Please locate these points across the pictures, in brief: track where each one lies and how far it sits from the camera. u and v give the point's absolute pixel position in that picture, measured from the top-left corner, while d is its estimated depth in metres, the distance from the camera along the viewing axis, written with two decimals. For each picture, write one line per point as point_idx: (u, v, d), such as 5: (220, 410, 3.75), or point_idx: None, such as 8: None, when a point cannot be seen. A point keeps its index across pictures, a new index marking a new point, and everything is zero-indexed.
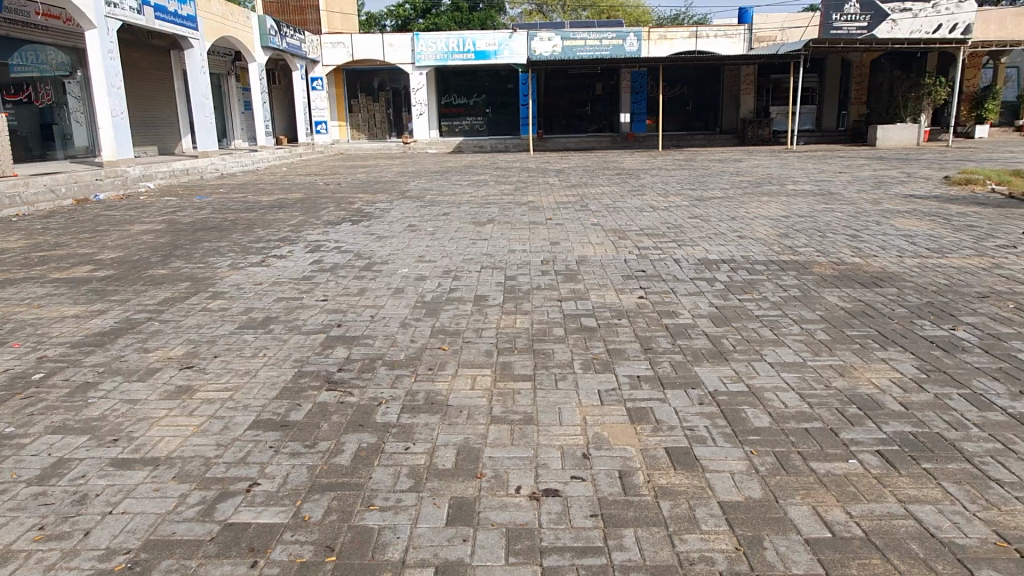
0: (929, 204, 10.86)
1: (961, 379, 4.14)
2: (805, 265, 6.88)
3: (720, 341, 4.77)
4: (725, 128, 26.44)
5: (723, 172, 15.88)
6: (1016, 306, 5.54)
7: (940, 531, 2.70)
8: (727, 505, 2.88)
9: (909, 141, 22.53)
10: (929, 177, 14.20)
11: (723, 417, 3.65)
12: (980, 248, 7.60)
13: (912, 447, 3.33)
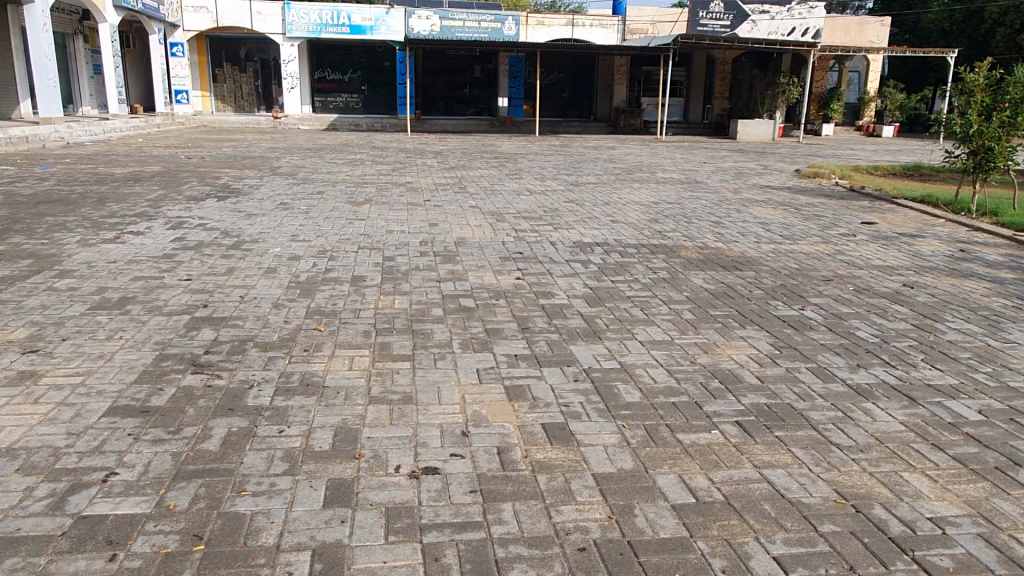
0: (782, 194, 11.70)
1: (808, 354, 4.51)
2: (673, 249, 7.22)
3: (595, 321, 4.94)
4: (599, 116, 27.21)
5: (597, 159, 16.37)
6: (856, 289, 6.08)
7: (790, 492, 2.94)
8: (600, 476, 2.99)
9: (765, 137, 23.99)
10: (783, 169, 15.29)
11: (597, 394, 3.79)
12: (825, 236, 8.28)
13: (767, 417, 3.60)
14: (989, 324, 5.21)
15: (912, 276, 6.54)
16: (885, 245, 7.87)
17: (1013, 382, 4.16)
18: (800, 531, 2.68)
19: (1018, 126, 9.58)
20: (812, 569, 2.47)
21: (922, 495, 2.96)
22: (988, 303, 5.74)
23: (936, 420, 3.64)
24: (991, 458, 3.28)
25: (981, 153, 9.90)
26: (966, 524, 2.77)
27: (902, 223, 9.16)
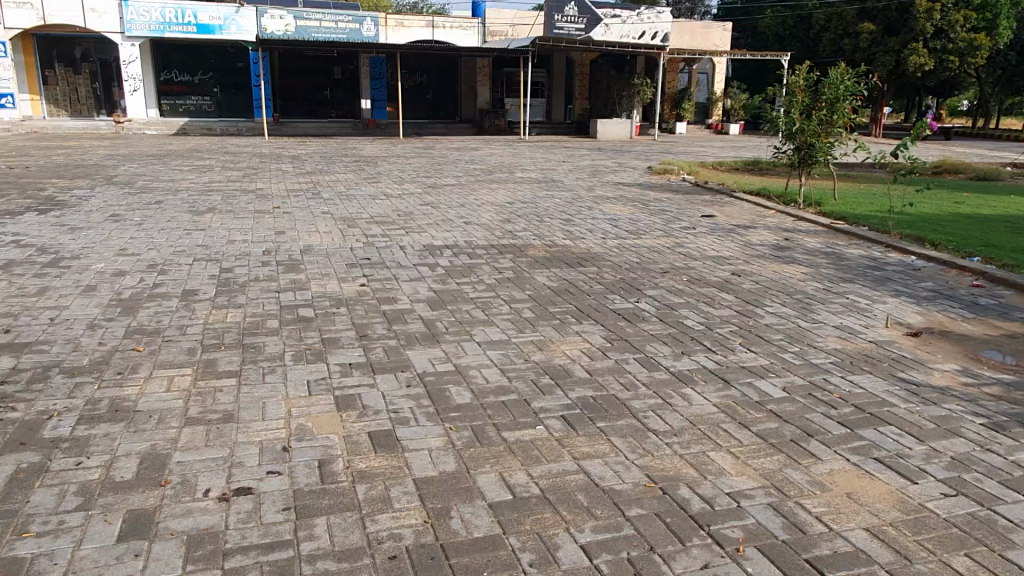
0: (632, 190, 12.25)
1: (637, 345, 4.72)
2: (522, 248, 7.37)
3: (435, 325, 4.94)
4: (464, 117, 27.29)
5: (459, 160, 16.45)
6: (689, 280, 6.43)
7: (603, 480, 3.06)
8: (421, 481, 3.00)
9: (623, 134, 25.02)
10: (636, 167, 15.96)
11: (427, 397, 3.80)
12: (667, 229, 8.71)
13: (590, 409, 3.73)
14: (801, 307, 5.63)
15: (740, 265, 6.99)
16: (720, 236, 8.36)
17: (816, 360, 4.52)
18: (608, 518, 2.79)
19: (834, 123, 10.47)
20: (613, 553, 2.58)
21: (725, 472, 3.15)
22: (803, 287, 6.21)
23: (745, 400, 3.90)
24: (789, 431, 3.54)
25: (805, 149, 10.74)
26: (759, 496, 2.97)
27: (738, 215, 9.81)
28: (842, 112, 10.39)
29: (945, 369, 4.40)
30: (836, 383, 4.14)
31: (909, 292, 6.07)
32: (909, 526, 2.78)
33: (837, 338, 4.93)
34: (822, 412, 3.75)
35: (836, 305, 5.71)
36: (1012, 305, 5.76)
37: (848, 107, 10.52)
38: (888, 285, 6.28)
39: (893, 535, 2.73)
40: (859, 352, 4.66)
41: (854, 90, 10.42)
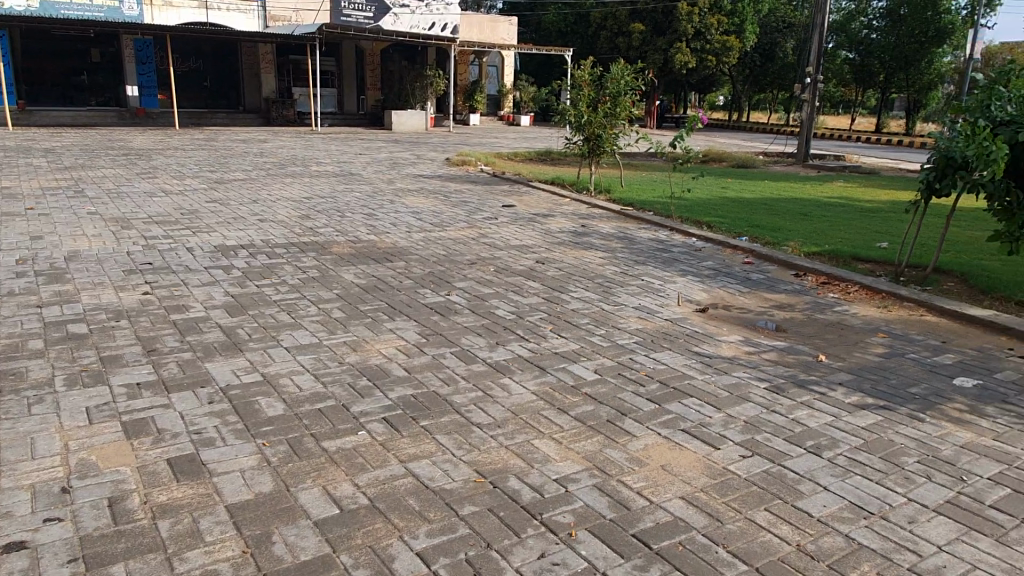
0: (433, 182, 12.24)
1: (453, 338, 4.68)
2: (324, 245, 7.04)
3: (235, 332, 4.55)
4: (247, 107, 25.61)
5: (247, 153, 15.41)
6: (496, 269, 6.52)
7: (432, 481, 2.98)
8: (235, 507, 2.73)
9: (420, 126, 24.84)
10: (434, 158, 15.98)
11: (234, 413, 3.47)
12: (470, 221, 8.78)
13: (413, 409, 3.63)
14: (603, 290, 5.93)
15: (542, 253, 7.22)
16: (522, 225, 8.57)
17: (621, 340, 4.76)
18: (442, 520, 2.72)
19: (618, 116, 11.16)
20: (450, 556, 2.52)
21: (550, 459, 3.21)
22: (602, 271, 6.54)
23: (561, 385, 4.00)
24: (604, 412, 3.69)
25: (593, 140, 11.31)
26: (584, 478, 3.06)
27: (536, 204, 10.15)
28: (624, 105, 11.12)
29: (731, 340, 4.85)
30: (641, 361, 4.40)
31: (693, 271, 6.63)
32: (717, 490, 3.01)
33: (638, 318, 5.25)
34: (632, 391, 3.96)
35: (632, 287, 6.08)
36: (777, 279, 6.50)
37: (629, 101, 11.27)
38: (676, 265, 6.82)
39: (704, 499, 2.94)
40: (657, 330, 5.00)
41: (633, 85, 11.21)
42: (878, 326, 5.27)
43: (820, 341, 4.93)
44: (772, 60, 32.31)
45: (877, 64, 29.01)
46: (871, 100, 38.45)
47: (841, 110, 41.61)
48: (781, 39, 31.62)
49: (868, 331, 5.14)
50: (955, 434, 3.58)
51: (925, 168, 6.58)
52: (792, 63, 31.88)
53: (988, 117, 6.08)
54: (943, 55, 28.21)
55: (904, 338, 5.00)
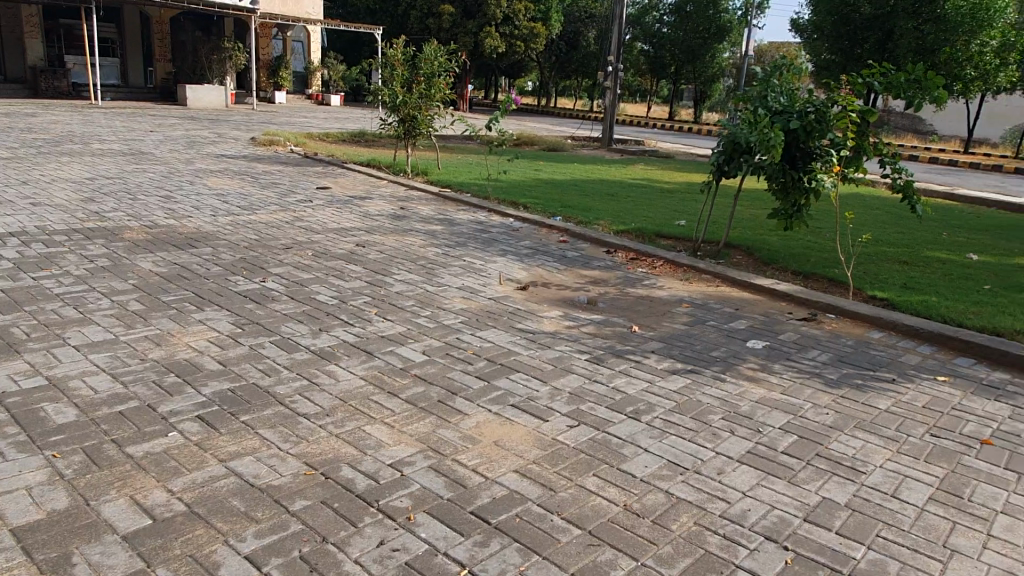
0: (238, 162, 11.45)
1: (271, 326, 4.41)
2: (115, 232, 6.33)
3: (10, 332, 3.96)
4: (10, 76, 22.48)
5: (10, 128, 13.45)
6: (314, 253, 6.23)
7: (258, 479, 2.79)
8: (23, 531, 2.38)
9: (218, 104, 23.13)
10: (237, 138, 14.94)
11: (14, 425, 3.03)
12: (282, 203, 8.32)
13: (230, 404, 3.38)
14: (426, 272, 5.88)
15: (362, 235, 7.01)
16: (337, 208, 8.26)
17: (447, 321, 4.75)
18: (271, 518, 2.56)
19: (433, 97, 11.03)
20: (283, 555, 2.38)
21: (383, 444, 3.13)
22: (424, 253, 6.48)
23: (389, 368, 3.91)
24: (435, 393, 3.66)
25: (408, 121, 11.11)
26: (419, 460, 3.02)
27: (352, 186, 9.85)
28: (438, 86, 11.02)
29: (552, 316, 5.03)
30: (468, 340, 4.42)
31: (513, 251, 6.77)
32: (549, 460, 3.11)
33: (462, 299, 5.26)
34: (460, 370, 3.96)
35: (455, 268, 6.09)
36: (590, 256, 6.83)
37: (443, 82, 11.19)
38: (496, 246, 6.93)
39: (538, 471, 3.02)
40: (482, 309, 5.05)
41: (446, 66, 11.15)
42: (681, 297, 5.72)
43: (632, 313, 5.26)
44: (575, 48, 33.75)
45: (668, 56, 31.30)
46: (663, 89, 41.45)
47: (637, 98, 44.55)
48: (583, 29, 33.11)
49: (673, 302, 5.56)
50: (751, 391, 3.98)
51: (715, 152, 7.20)
52: (594, 52, 33.52)
53: (765, 106, 6.75)
54: (724, 51, 31.06)
55: (704, 307, 5.47)
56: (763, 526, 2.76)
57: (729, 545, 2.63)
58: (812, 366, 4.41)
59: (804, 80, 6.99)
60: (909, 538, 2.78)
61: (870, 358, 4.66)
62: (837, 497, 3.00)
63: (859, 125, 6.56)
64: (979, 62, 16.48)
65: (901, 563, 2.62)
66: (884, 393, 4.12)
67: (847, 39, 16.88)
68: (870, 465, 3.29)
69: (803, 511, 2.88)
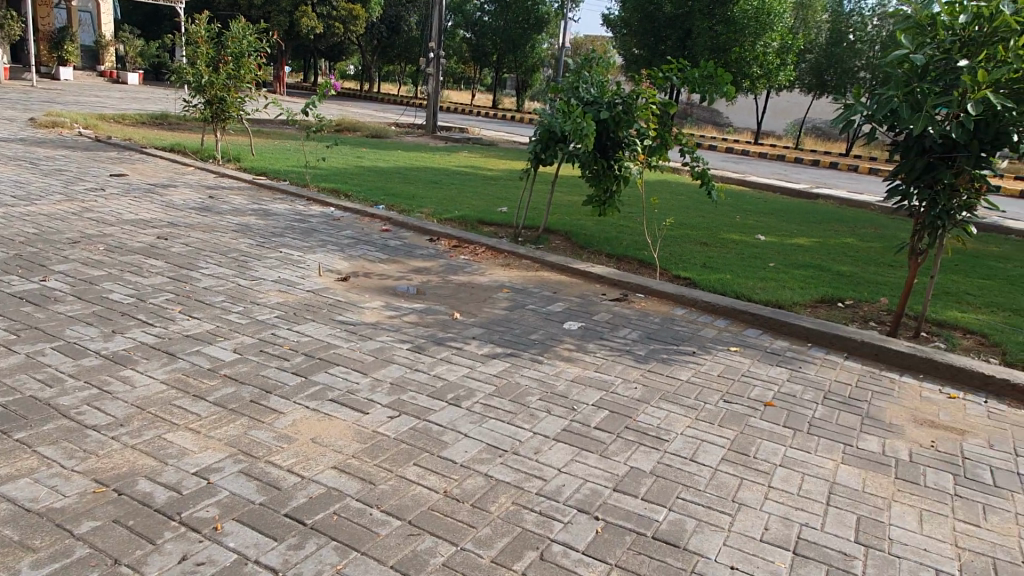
0: (13, 146, 10.14)
1: (54, 331, 3.95)
2: None
3: None
4: None
5: None
6: (107, 248, 5.67)
7: (36, 502, 2.50)
8: None
9: None
10: (13, 118, 13.24)
11: None
12: (68, 192, 7.49)
13: (2, 421, 2.99)
14: (237, 264, 5.54)
15: (165, 227, 6.48)
16: (136, 198, 7.56)
17: (260, 316, 4.51)
18: (52, 545, 2.31)
19: (242, 78, 10.40)
20: None
21: (187, 452, 2.91)
22: (235, 245, 6.11)
23: (195, 370, 3.64)
24: (246, 393, 3.46)
25: (216, 103, 10.37)
26: (228, 465, 2.85)
27: (153, 173, 9.07)
28: (248, 67, 10.39)
29: (374, 307, 4.94)
30: (283, 335, 4.22)
31: (333, 241, 6.56)
32: (368, 453, 3.06)
33: (278, 292, 5.01)
34: (275, 366, 3.78)
35: (270, 259, 5.80)
36: (413, 244, 6.80)
37: (253, 63, 10.57)
38: (315, 236, 6.68)
39: (357, 465, 2.96)
40: (299, 302, 4.85)
41: (256, 46, 10.54)
42: (502, 283, 5.84)
43: (454, 300, 5.29)
44: (398, 33, 33.29)
45: (490, 45, 31.77)
46: (486, 77, 41.97)
47: (462, 85, 44.84)
48: (405, 14, 32.71)
49: (494, 288, 5.66)
50: (567, 371, 4.16)
51: (532, 140, 7.40)
52: (417, 38, 33.26)
53: (578, 97, 7.04)
54: (543, 42, 31.99)
55: (524, 292, 5.63)
56: (576, 499, 2.90)
57: (545, 520, 2.74)
58: (623, 344, 4.69)
59: (612, 73, 7.35)
60: (705, 496, 3.04)
61: (674, 333, 5.04)
62: (643, 465, 3.22)
63: (661, 116, 7.02)
64: (764, 62, 18.12)
65: (698, 521, 2.86)
66: (685, 364, 4.47)
67: (653, 36, 18.12)
68: (672, 433, 3.56)
69: (613, 481, 3.06)
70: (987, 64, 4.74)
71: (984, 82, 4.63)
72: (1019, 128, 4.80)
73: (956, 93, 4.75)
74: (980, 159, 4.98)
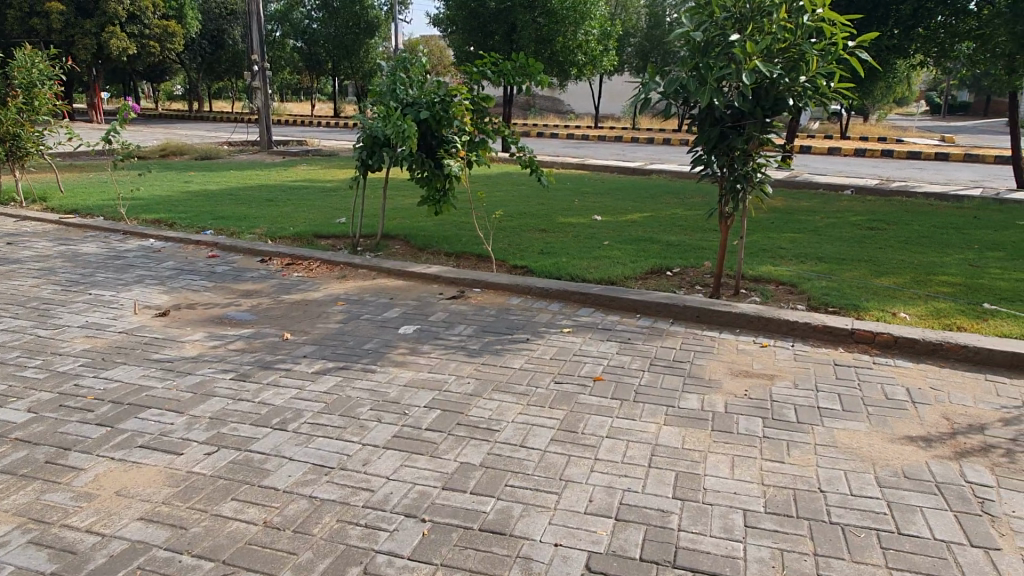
0: None
1: None
2: None
3: None
4: None
5: None
6: None
7: None
8: None
9: None
10: None
11: None
12: None
13: None
14: (38, 314, 5.09)
15: None
16: None
17: (62, 367, 4.16)
18: None
19: (37, 111, 9.57)
20: None
21: None
22: (36, 293, 5.60)
23: None
24: (41, 454, 3.18)
25: (9, 140, 9.47)
26: (15, 538, 2.61)
27: None
28: (41, 99, 9.55)
29: (195, 339, 4.69)
30: (88, 384, 3.92)
31: (152, 275, 6.17)
32: (180, 497, 2.89)
33: (84, 338, 4.65)
34: (77, 420, 3.50)
35: (78, 304, 5.37)
36: (242, 267, 6.53)
37: (47, 92, 9.72)
38: (131, 272, 6.26)
39: (168, 511, 2.79)
40: (110, 346, 4.52)
41: (49, 74, 9.69)
42: (336, 295, 5.72)
43: (284, 320, 5.13)
44: (222, 48, 31.79)
45: (322, 53, 30.96)
46: (324, 85, 40.90)
47: (300, 95, 43.55)
48: (227, 26, 31.27)
49: (327, 303, 5.53)
50: (400, 376, 4.13)
51: (357, 147, 7.30)
52: (243, 51, 31.92)
53: (395, 99, 7.00)
54: (377, 46, 31.53)
55: (359, 302, 5.54)
56: (403, 505, 2.88)
57: (370, 533, 2.70)
58: (457, 340, 4.72)
59: (429, 72, 7.36)
60: (533, 480, 3.11)
61: (509, 322, 5.13)
62: (473, 459, 3.25)
63: (479, 111, 7.10)
64: (587, 49, 18.83)
65: (524, 505, 2.92)
66: (518, 352, 4.56)
67: (481, 31, 18.17)
68: (502, 422, 3.61)
69: (442, 480, 3.07)
70: (756, 36, 5.12)
71: (754, 54, 5.01)
72: (792, 93, 5.23)
73: (734, 65, 5.11)
74: (765, 125, 5.40)
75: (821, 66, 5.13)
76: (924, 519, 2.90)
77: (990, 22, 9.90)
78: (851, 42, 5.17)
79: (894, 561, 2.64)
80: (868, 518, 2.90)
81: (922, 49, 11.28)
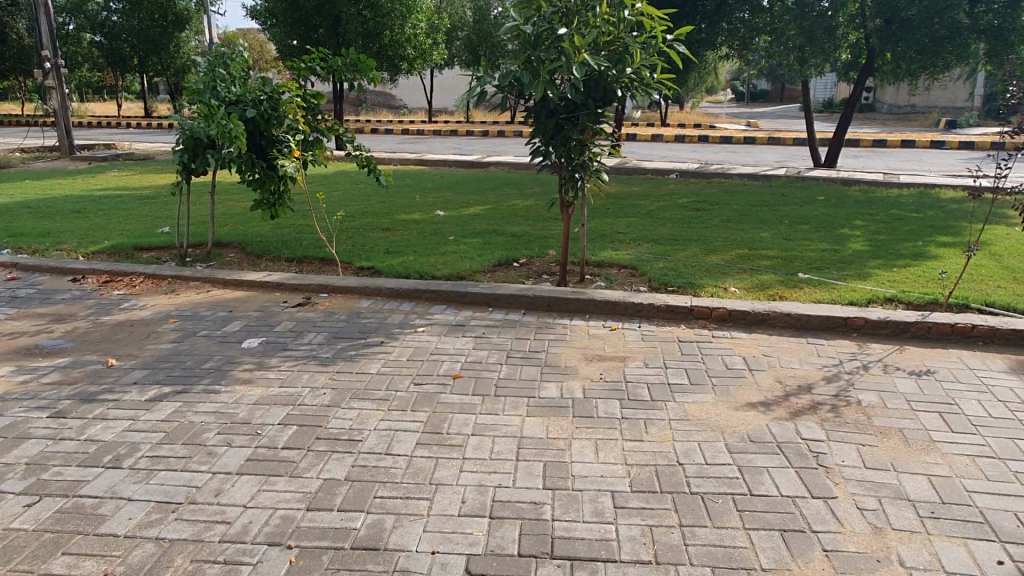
0: None
1: None
2: None
3: None
4: None
5: None
6: None
7: None
8: None
9: None
10: None
11: None
12: None
13: None
14: None
15: None
16: None
17: None
18: None
19: None
20: None
21: None
22: None
23: None
24: None
25: None
26: None
27: None
28: None
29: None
30: None
31: None
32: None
33: None
34: None
35: None
36: (51, 289, 5.83)
37: None
38: None
39: None
40: None
41: None
42: (167, 312, 5.26)
43: (108, 344, 4.64)
44: (4, 43, 28.28)
45: (126, 48, 28.45)
46: (130, 83, 37.60)
47: (101, 93, 39.65)
48: None
49: (157, 321, 5.07)
50: (248, 394, 3.85)
51: (176, 149, 6.72)
52: (30, 46, 28.56)
53: (214, 96, 6.50)
54: (188, 40, 29.38)
55: (194, 318, 5.13)
56: (265, 534, 2.68)
57: (231, 569, 2.49)
58: (307, 350, 4.49)
59: (252, 67, 6.93)
60: (402, 488, 3.01)
61: (361, 326, 4.96)
62: (337, 474, 3.09)
63: (309, 108, 6.78)
64: (416, 43, 18.67)
65: (396, 515, 2.82)
66: (373, 356, 4.42)
67: (303, 25, 17.47)
68: (364, 432, 3.47)
69: (306, 501, 2.89)
70: (583, 29, 5.30)
71: (582, 47, 5.15)
72: (620, 84, 5.44)
73: (564, 58, 5.23)
74: (597, 116, 5.58)
75: (644, 58, 5.39)
76: (770, 478, 3.13)
77: (780, 17, 10.98)
78: (668, 35, 5.47)
79: (749, 521, 2.82)
80: (723, 484, 3.08)
81: (726, 43, 12.24)
